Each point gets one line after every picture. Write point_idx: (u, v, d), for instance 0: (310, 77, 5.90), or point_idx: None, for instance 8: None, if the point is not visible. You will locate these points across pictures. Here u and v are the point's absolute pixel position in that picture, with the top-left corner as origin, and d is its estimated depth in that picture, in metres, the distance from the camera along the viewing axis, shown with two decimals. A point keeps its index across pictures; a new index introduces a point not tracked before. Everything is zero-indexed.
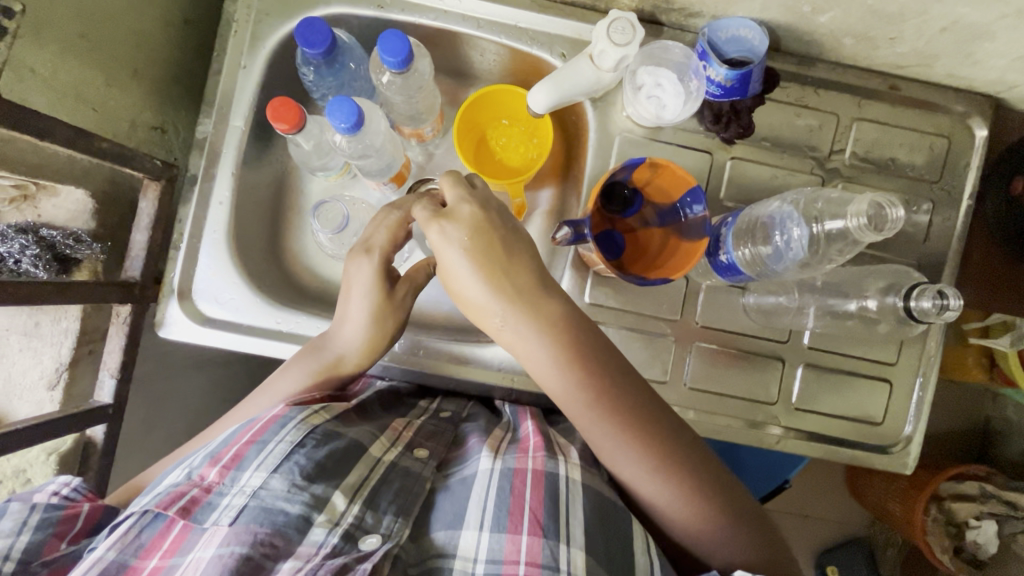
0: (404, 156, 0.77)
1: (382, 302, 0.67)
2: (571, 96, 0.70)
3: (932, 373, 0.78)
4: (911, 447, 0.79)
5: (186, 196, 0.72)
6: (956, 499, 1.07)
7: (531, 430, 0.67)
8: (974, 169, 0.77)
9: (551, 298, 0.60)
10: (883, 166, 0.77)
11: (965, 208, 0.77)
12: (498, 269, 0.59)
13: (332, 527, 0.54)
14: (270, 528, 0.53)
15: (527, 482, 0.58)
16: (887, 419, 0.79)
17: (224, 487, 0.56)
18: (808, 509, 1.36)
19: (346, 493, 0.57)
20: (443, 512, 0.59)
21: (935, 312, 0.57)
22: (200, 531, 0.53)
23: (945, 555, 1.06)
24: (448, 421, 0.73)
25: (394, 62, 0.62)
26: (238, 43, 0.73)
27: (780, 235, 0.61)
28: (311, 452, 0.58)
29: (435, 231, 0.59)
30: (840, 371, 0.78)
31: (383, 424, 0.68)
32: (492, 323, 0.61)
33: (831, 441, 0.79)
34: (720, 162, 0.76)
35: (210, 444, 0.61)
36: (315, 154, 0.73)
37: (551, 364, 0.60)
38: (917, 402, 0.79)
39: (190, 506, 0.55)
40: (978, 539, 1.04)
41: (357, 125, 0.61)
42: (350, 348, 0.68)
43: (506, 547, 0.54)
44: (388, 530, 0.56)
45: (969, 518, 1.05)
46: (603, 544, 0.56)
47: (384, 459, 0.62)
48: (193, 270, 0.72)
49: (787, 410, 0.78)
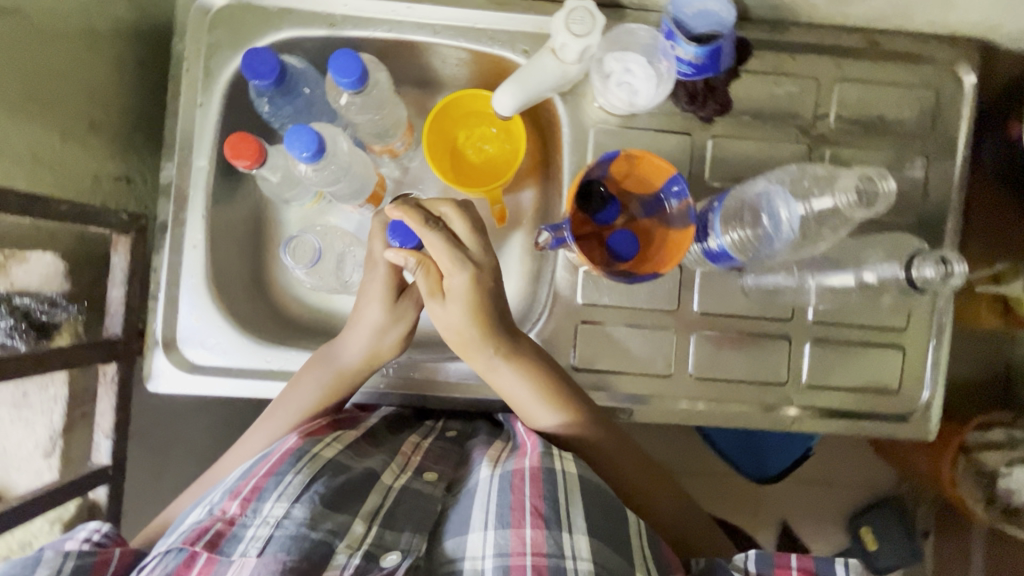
0: (376, 176, 0.76)
1: (391, 305, 0.69)
2: (538, 94, 0.68)
3: (945, 335, 0.76)
4: (930, 413, 0.77)
5: (160, 244, 0.70)
6: (983, 448, 1.05)
7: (526, 432, 0.67)
8: (966, 116, 0.74)
9: (526, 341, 0.70)
10: (871, 125, 0.74)
11: (961, 158, 0.74)
12: (497, 316, 0.68)
13: (353, 551, 0.53)
14: (297, 556, 0.51)
15: (526, 479, 0.58)
16: (903, 384, 0.76)
17: (247, 519, 0.53)
18: (832, 477, 1.33)
19: (364, 518, 0.56)
20: (454, 520, 0.58)
21: (940, 279, 0.54)
22: (228, 563, 0.50)
23: (979, 505, 1.06)
24: (454, 441, 0.74)
25: (349, 82, 0.59)
26: (191, 81, 0.70)
27: (768, 216, 0.59)
28: (328, 483, 0.57)
29: (458, 276, 0.64)
30: (850, 342, 0.75)
31: (393, 449, 0.68)
32: (483, 356, 0.69)
33: (849, 415, 0.76)
34: (701, 142, 0.74)
35: (227, 482, 0.59)
36: (285, 186, 0.72)
37: (525, 392, 0.69)
38: (933, 364, 0.76)
39: (216, 539, 0.52)
40: (1012, 487, 1.01)
41: (318, 152, 0.59)
42: (354, 355, 0.70)
43: (511, 542, 0.54)
44: (407, 545, 0.55)
45: (1000, 466, 1.02)
46: (609, 526, 0.56)
47: (396, 485, 0.61)
48: (177, 317, 0.70)
49: (798, 389, 0.76)
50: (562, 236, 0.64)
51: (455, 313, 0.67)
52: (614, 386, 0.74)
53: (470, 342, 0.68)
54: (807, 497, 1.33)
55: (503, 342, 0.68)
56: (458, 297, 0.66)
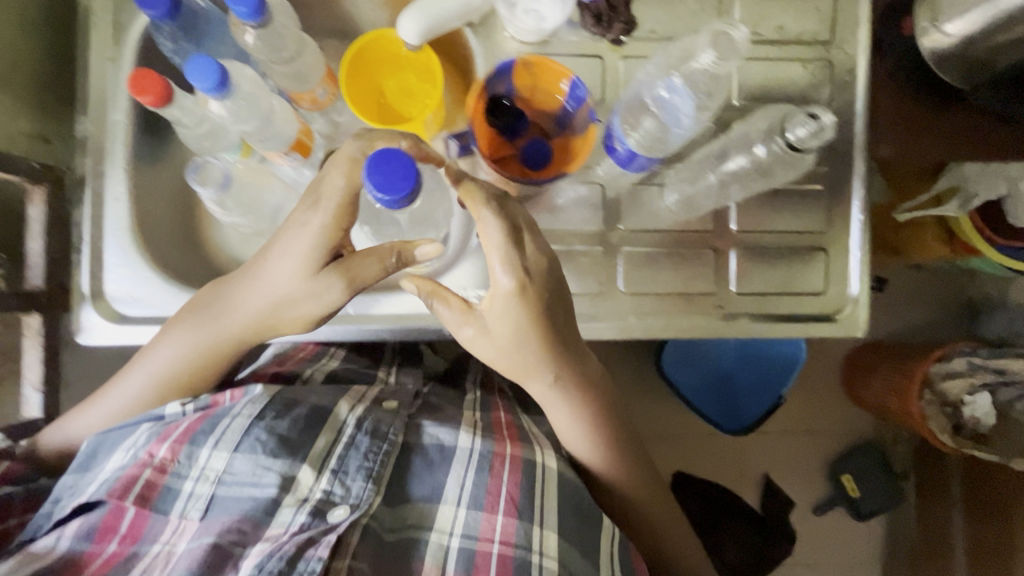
0: (301, 123, 0.76)
1: (306, 279, 0.66)
2: (443, 22, 0.68)
3: (866, 231, 0.78)
4: (859, 309, 0.78)
5: (80, 198, 0.71)
6: (946, 380, 1.16)
7: (503, 420, 0.82)
8: (864, 21, 0.76)
9: (592, 366, 0.75)
10: (774, 36, 0.76)
11: (864, 61, 0.76)
12: (554, 344, 0.69)
13: (300, 506, 0.64)
14: (239, 514, 0.63)
15: (505, 464, 0.70)
16: (830, 285, 0.78)
17: (180, 469, 0.65)
18: (812, 425, 1.43)
19: (313, 466, 0.66)
20: (421, 482, 0.70)
21: (810, 134, 0.62)
22: (165, 519, 0.63)
23: (946, 435, 1.16)
24: (414, 386, 0.85)
25: (246, 12, 0.61)
26: (100, 35, 0.71)
27: (654, 103, 0.67)
28: (271, 427, 0.68)
29: (504, 273, 0.64)
30: (772, 248, 0.77)
31: (341, 387, 0.78)
32: (542, 384, 0.73)
33: (780, 319, 0.78)
34: (612, 64, 0.75)
35: (156, 424, 0.69)
36: (207, 137, 0.71)
37: (574, 428, 0.76)
38: (858, 262, 0.78)
39: (146, 493, 0.63)
40: (976, 413, 1.13)
41: (222, 85, 0.60)
42: (241, 320, 0.70)
43: (481, 525, 0.66)
44: (359, 499, 0.65)
45: (962, 396, 1.14)
46: (578, 530, 0.68)
47: (351, 416, 0.71)
48: (102, 270, 0.71)
49: (728, 297, 0.77)
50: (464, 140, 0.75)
51: (503, 335, 0.67)
52: None
53: (523, 345, 0.67)
54: (791, 446, 1.43)
55: (566, 373, 0.72)
56: (507, 308, 0.66)
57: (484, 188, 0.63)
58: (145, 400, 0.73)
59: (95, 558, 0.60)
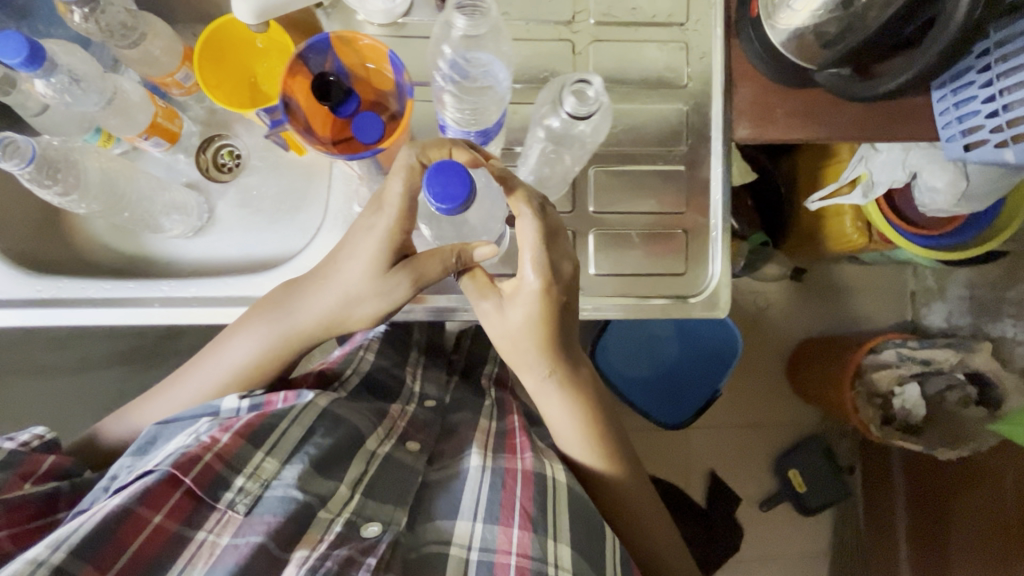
0: (159, 107, 0.78)
1: (374, 278, 0.69)
2: (283, 2, 0.67)
3: (726, 209, 0.78)
4: (720, 288, 0.78)
5: None
6: (876, 370, 1.20)
7: (518, 429, 0.87)
8: (717, 1, 0.77)
9: (581, 368, 0.80)
10: (628, 18, 0.77)
11: (719, 41, 0.77)
12: (556, 338, 0.73)
13: (335, 518, 0.69)
14: (284, 516, 0.66)
15: (518, 479, 0.74)
16: (690, 264, 0.78)
17: (234, 460, 0.68)
18: (759, 420, 1.45)
19: (349, 485, 0.73)
20: (443, 503, 0.75)
21: (586, 97, 0.60)
22: (211, 508, 0.66)
23: (875, 426, 1.20)
24: (434, 410, 0.92)
25: None
26: None
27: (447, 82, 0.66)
28: (319, 441, 0.73)
29: (526, 273, 0.66)
30: (628, 229, 0.77)
31: (378, 411, 0.85)
32: (536, 375, 0.78)
33: (641, 300, 0.77)
34: None
35: (213, 417, 0.73)
36: (67, 122, 0.75)
37: (565, 419, 0.81)
38: (717, 241, 0.78)
39: (201, 472, 0.66)
40: (905, 405, 1.19)
41: (32, 57, 0.59)
42: (311, 319, 0.74)
43: (498, 538, 0.69)
44: (388, 519, 0.71)
45: (892, 387, 1.19)
46: (585, 538, 0.72)
47: (378, 452, 0.79)
48: None
49: (588, 278, 0.77)
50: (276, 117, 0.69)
51: (512, 322, 0.70)
52: None
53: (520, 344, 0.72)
54: (731, 441, 1.44)
55: (558, 368, 0.77)
56: (518, 308, 0.69)
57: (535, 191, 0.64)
58: (207, 391, 0.79)
59: (140, 530, 0.62)
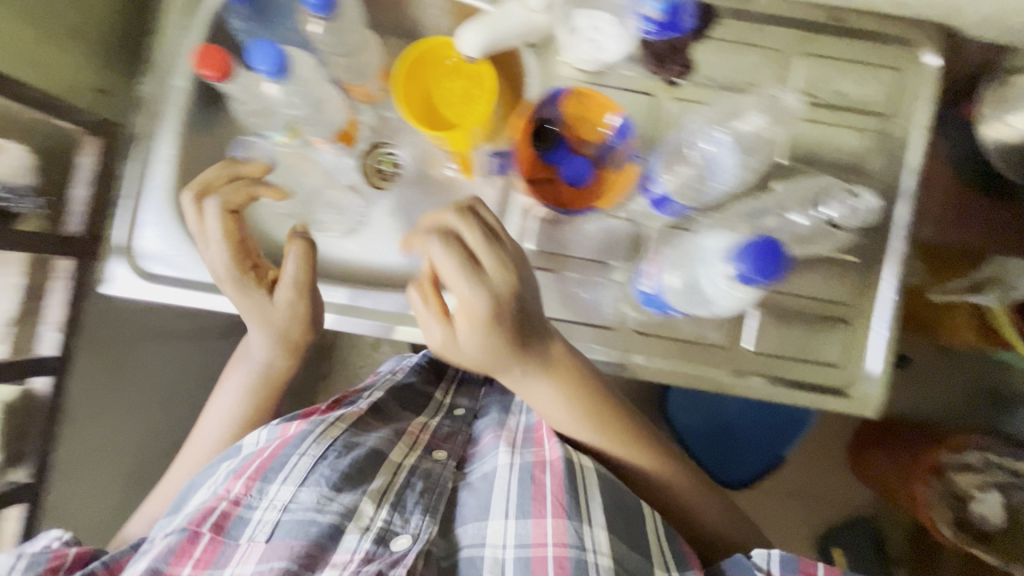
0: (348, 114, 0.77)
1: (266, 327, 0.70)
2: (504, 38, 0.70)
3: (896, 306, 0.75)
4: (876, 387, 0.75)
5: (129, 155, 0.73)
6: (959, 471, 0.96)
7: (542, 418, 0.73)
8: (927, 97, 0.75)
9: (558, 347, 0.63)
10: (829, 100, 0.75)
11: (920, 139, 0.75)
12: (514, 331, 0.56)
13: (363, 533, 0.61)
14: (305, 539, 0.59)
15: (548, 471, 0.64)
16: (849, 358, 0.76)
17: (252, 500, 0.62)
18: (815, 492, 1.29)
19: (373, 498, 0.64)
20: (468, 507, 0.67)
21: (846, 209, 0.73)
22: (236, 544, 0.60)
23: (948, 528, 0.96)
24: (464, 417, 0.83)
25: (316, 5, 0.62)
26: (176, 4, 0.74)
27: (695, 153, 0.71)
28: (334, 463, 0.65)
29: (467, 288, 0.53)
30: (785, 309, 0.76)
31: (401, 427, 0.75)
32: (512, 375, 0.62)
33: (790, 384, 0.75)
34: (662, 103, 0.76)
35: (231, 460, 0.68)
36: (258, 116, 0.74)
37: (558, 404, 0.66)
38: (880, 340, 0.75)
39: (221, 520, 0.60)
40: (983, 512, 0.93)
41: (281, 69, 0.61)
42: (259, 344, 0.73)
43: (532, 532, 0.61)
44: (416, 529, 0.63)
45: (972, 490, 0.94)
46: (627, 534, 0.62)
47: (404, 463, 0.68)
48: (137, 227, 0.72)
49: (742, 352, 0.76)
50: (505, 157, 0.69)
51: (474, 347, 0.57)
52: None
53: (557, 407, 0.66)
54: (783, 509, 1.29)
55: (527, 363, 0.60)
56: (472, 325, 0.55)
57: (505, 250, 0.54)
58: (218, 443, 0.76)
59: None
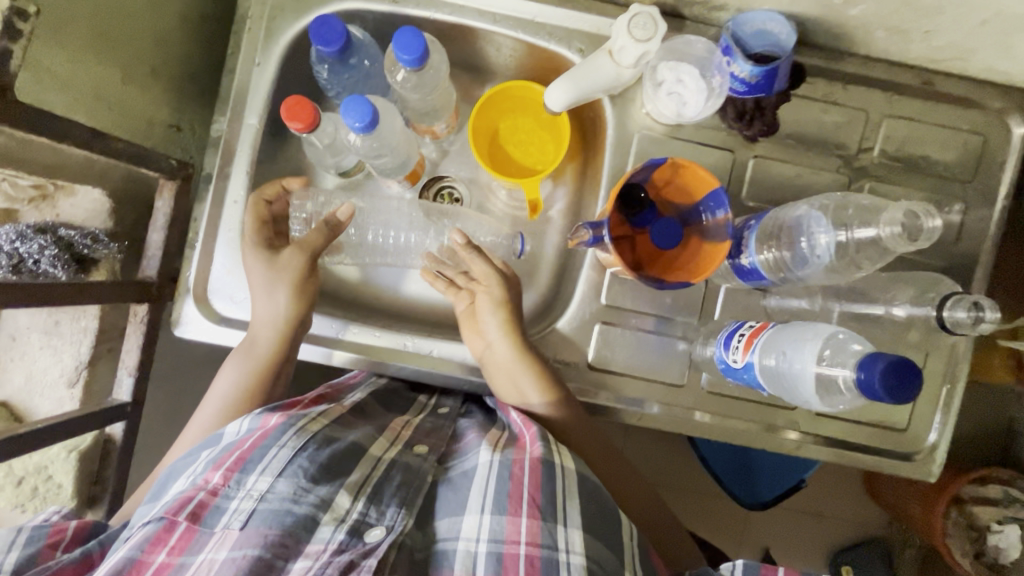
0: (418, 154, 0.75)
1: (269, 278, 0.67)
2: (590, 94, 0.69)
3: (962, 373, 0.74)
4: (936, 454, 0.75)
5: (202, 196, 0.72)
6: (978, 503, 0.97)
7: (524, 422, 0.64)
8: (1010, 166, 0.73)
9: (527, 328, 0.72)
10: (913, 164, 0.73)
11: (999, 208, 0.74)
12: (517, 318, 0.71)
13: (338, 524, 0.53)
14: (279, 530, 0.51)
15: (527, 469, 0.56)
16: (912, 425, 0.76)
17: (229, 489, 0.53)
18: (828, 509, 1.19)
19: (350, 491, 0.55)
20: (446, 502, 0.58)
21: (970, 323, 0.54)
22: (210, 534, 0.51)
23: (965, 558, 0.97)
24: (446, 416, 0.73)
25: (409, 59, 0.60)
26: (251, 40, 0.72)
27: (804, 240, 0.59)
28: (313, 456, 0.56)
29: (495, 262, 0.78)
30: None
31: (382, 424, 0.66)
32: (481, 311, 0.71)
33: (849, 447, 0.76)
34: (742, 160, 0.74)
35: (211, 448, 0.58)
36: (329, 153, 0.72)
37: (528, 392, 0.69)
38: (943, 408, 0.75)
39: (198, 510, 0.52)
40: (1000, 544, 0.96)
41: (371, 124, 0.60)
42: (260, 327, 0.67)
43: (507, 529, 0.53)
44: (392, 521, 0.54)
45: (991, 522, 0.96)
46: (599, 522, 0.55)
47: (385, 457, 0.59)
48: (209, 269, 0.71)
49: (807, 415, 0.75)
50: (600, 235, 0.64)
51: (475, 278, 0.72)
52: (617, 390, 0.74)
53: (517, 374, 0.69)
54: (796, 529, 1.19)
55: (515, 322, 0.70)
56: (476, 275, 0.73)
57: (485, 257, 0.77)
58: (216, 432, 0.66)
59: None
